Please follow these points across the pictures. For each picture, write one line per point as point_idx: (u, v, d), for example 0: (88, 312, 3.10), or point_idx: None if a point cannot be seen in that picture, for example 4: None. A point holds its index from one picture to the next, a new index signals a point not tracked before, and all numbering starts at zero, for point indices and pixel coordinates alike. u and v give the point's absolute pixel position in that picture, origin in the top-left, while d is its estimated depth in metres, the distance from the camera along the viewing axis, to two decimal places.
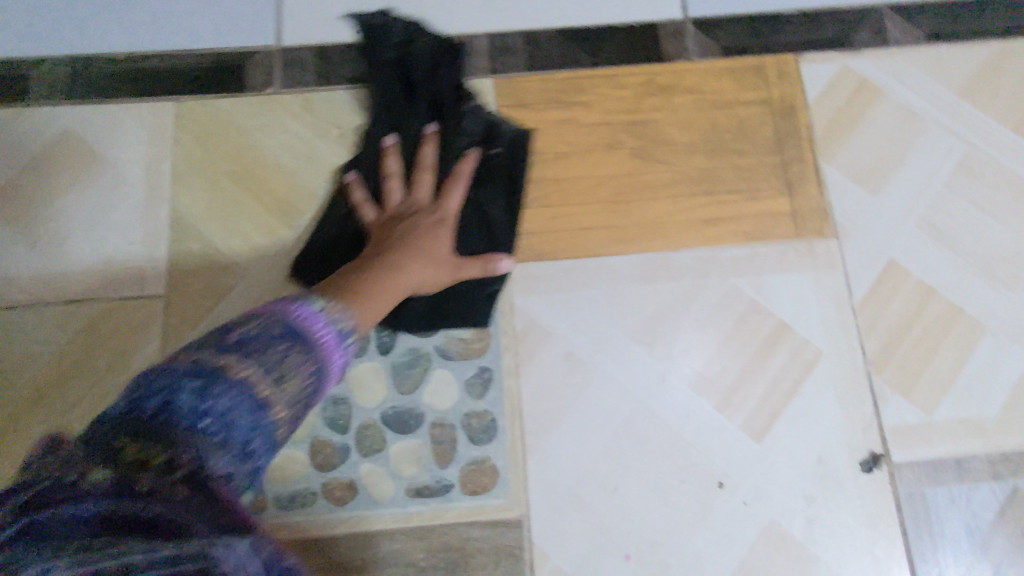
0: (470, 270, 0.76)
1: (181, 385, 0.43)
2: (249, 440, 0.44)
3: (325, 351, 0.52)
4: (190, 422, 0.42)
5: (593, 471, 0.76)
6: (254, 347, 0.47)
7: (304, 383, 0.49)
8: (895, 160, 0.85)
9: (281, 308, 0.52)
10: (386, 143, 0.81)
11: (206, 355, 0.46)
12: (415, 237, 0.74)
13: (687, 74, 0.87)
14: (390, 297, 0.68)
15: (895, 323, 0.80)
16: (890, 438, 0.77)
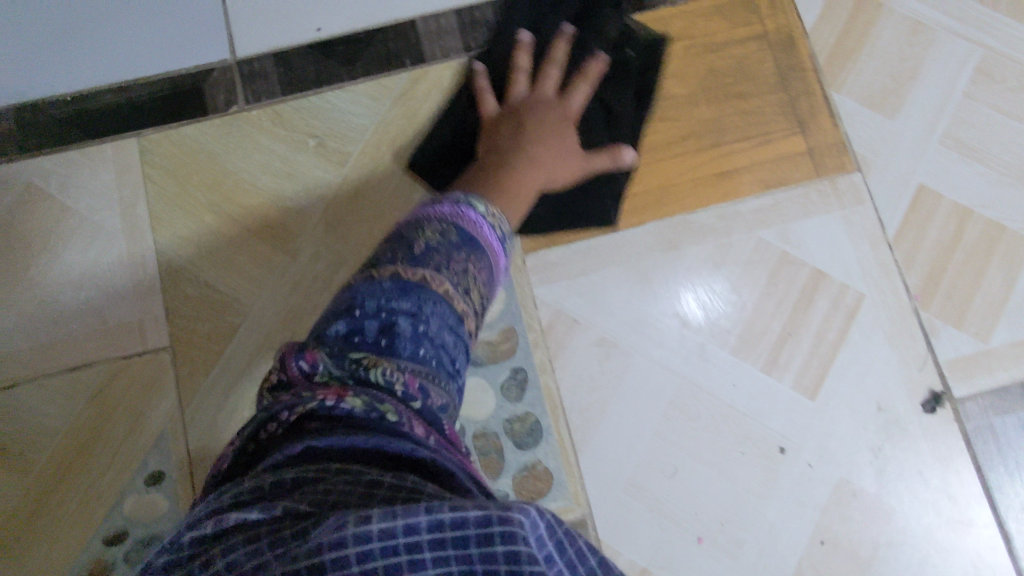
0: (600, 163, 0.68)
1: (392, 307, 0.48)
2: (453, 361, 0.49)
3: (497, 258, 0.56)
4: (412, 347, 0.47)
5: (645, 458, 0.67)
6: (440, 261, 0.51)
7: (483, 293, 0.54)
8: (908, 78, 0.75)
9: (450, 212, 0.55)
10: (521, 39, 0.71)
11: (400, 267, 0.50)
12: (546, 136, 0.67)
13: (671, 19, 0.75)
14: (521, 196, 0.65)
15: (935, 251, 0.71)
16: (949, 373, 0.68)
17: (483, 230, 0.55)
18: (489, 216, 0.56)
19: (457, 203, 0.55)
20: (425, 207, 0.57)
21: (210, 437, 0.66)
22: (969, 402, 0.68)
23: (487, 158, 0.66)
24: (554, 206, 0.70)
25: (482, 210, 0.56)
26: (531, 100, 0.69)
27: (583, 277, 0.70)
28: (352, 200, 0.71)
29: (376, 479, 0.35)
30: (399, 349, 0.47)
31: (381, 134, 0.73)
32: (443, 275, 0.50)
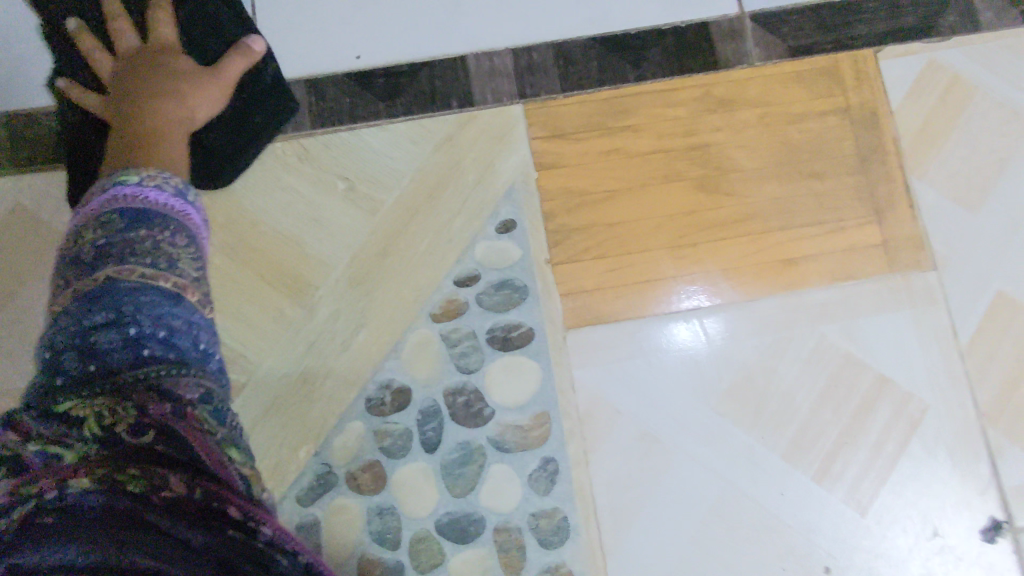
0: (234, 66, 0.62)
1: (91, 324, 0.42)
2: (198, 341, 0.46)
3: (198, 220, 0.51)
4: (132, 356, 0.42)
5: (680, 568, 0.61)
6: (118, 255, 0.45)
7: (202, 259, 0.50)
8: (996, 170, 0.69)
9: (108, 202, 0.47)
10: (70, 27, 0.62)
11: (86, 279, 0.44)
12: (176, 77, 0.59)
13: (748, 82, 0.69)
14: (173, 136, 0.57)
15: (1009, 365, 0.65)
16: (1012, 500, 0.63)
17: (165, 200, 0.48)
18: (156, 178, 0.49)
19: (105, 190, 0.48)
20: (79, 213, 0.48)
21: None
22: None
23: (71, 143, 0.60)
24: (458, 159, 0.66)
25: (136, 178, 0.49)
26: (131, 50, 0.61)
27: (626, 363, 0.64)
28: (380, 255, 0.64)
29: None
30: (117, 364, 0.42)
31: (418, 182, 0.66)
32: (129, 260, 0.45)
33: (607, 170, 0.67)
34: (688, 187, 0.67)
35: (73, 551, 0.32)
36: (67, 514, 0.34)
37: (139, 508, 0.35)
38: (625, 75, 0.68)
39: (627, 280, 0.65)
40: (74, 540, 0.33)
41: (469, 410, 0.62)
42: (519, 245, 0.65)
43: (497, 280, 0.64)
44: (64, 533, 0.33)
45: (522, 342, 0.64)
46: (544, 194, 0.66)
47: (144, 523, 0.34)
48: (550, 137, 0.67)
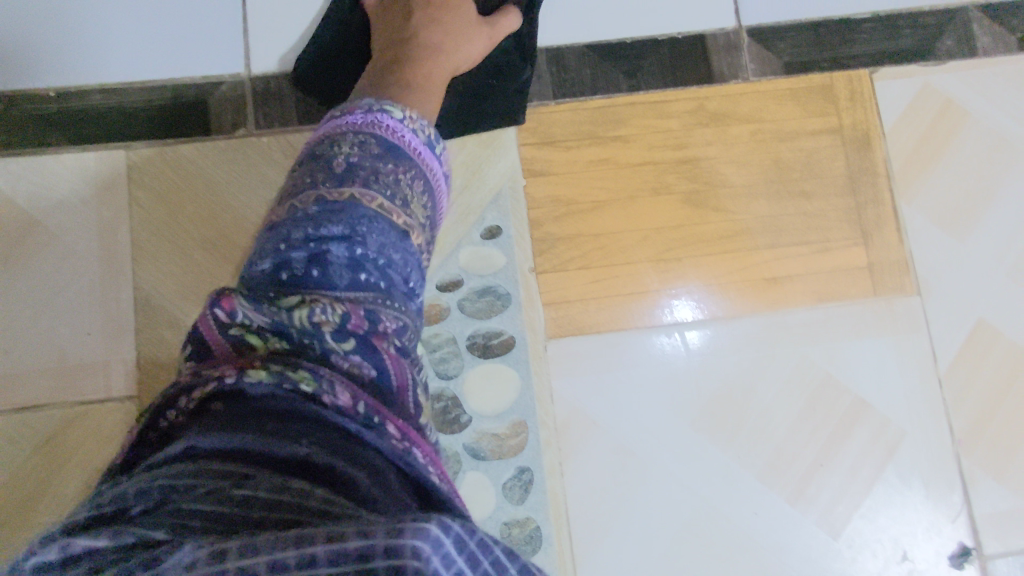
0: (502, 30, 0.63)
1: (321, 235, 0.39)
2: (408, 279, 0.42)
3: (434, 168, 0.47)
4: (351, 276, 0.39)
5: None
6: (366, 173, 0.42)
7: (427, 205, 0.46)
8: (984, 198, 0.69)
9: (361, 120, 0.45)
10: None
11: (326, 188, 0.42)
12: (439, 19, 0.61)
13: (741, 98, 0.68)
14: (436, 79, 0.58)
15: (986, 393, 0.65)
16: (982, 527, 0.64)
17: (407, 135, 0.46)
18: (411, 121, 0.46)
19: (370, 110, 0.45)
20: (333, 118, 0.46)
21: None
22: (1000, 561, 0.63)
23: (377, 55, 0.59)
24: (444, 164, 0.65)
25: (399, 114, 0.46)
26: None
27: (605, 375, 0.64)
28: None
29: (251, 491, 0.27)
30: (336, 282, 0.38)
31: None
32: (373, 187, 0.42)
33: (596, 180, 0.66)
34: (675, 201, 0.66)
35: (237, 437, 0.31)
36: (243, 401, 0.33)
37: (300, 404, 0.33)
38: (618, 85, 0.68)
39: (611, 292, 0.65)
40: (242, 429, 0.31)
41: (446, 416, 0.62)
42: (503, 252, 0.64)
43: (479, 286, 0.64)
44: (241, 421, 0.32)
45: (504, 350, 0.63)
46: (530, 201, 0.65)
47: (308, 426, 0.32)
48: (539, 144, 0.66)
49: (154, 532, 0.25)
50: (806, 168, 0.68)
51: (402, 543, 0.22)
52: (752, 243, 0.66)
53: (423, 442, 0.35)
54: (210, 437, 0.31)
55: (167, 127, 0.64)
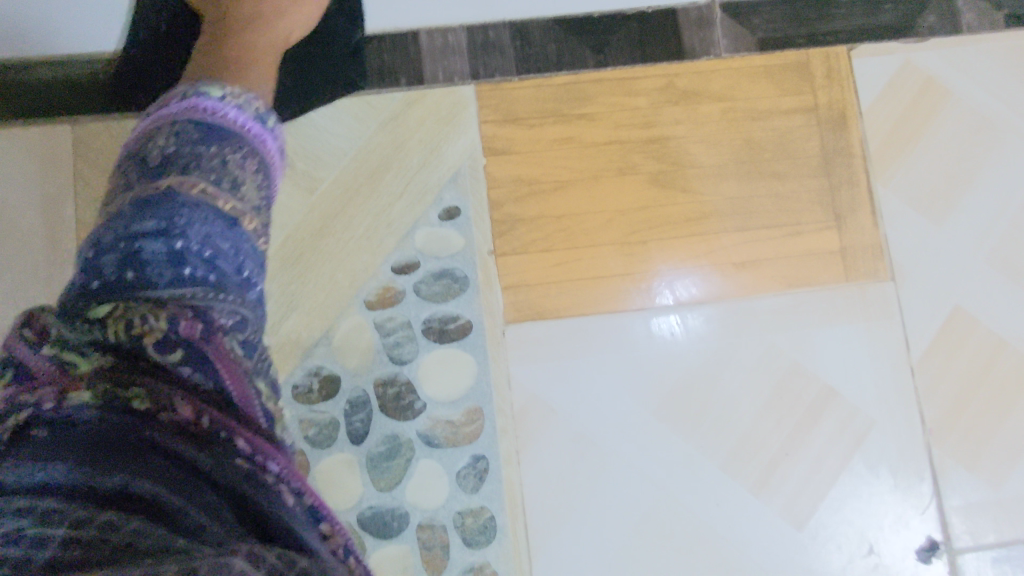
0: None
1: (138, 231, 0.37)
2: (242, 268, 0.40)
3: (267, 142, 0.45)
4: (172, 273, 0.36)
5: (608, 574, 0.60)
6: (185, 161, 0.40)
7: (263, 184, 0.44)
8: (963, 180, 0.66)
9: (177, 106, 0.42)
10: None
11: (144, 184, 0.39)
12: None
13: (713, 75, 0.66)
14: (269, 60, 0.55)
15: (960, 382, 0.63)
16: (952, 520, 0.62)
17: (230, 114, 0.43)
18: (232, 96, 0.44)
19: (184, 93, 0.43)
20: (149, 114, 0.44)
21: None
22: (969, 554, 0.61)
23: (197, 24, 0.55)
24: (401, 140, 0.63)
25: (215, 92, 0.43)
26: None
27: (565, 361, 0.62)
28: (316, 236, 0.62)
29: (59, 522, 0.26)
30: (154, 280, 0.36)
31: (361, 162, 0.63)
32: (192, 173, 0.40)
33: (560, 159, 0.64)
34: (641, 182, 0.64)
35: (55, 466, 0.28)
36: (63, 431, 0.31)
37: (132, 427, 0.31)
38: (584, 60, 0.65)
39: (572, 276, 0.63)
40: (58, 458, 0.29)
41: (400, 402, 0.60)
42: (461, 234, 0.62)
43: (436, 268, 0.62)
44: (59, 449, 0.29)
45: (460, 335, 0.61)
46: (490, 181, 0.63)
47: (138, 458, 0.30)
48: (500, 122, 0.64)
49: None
50: (778, 148, 0.65)
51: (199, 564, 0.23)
52: (720, 226, 0.64)
53: (279, 453, 0.33)
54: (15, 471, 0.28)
55: (112, 96, 0.61)
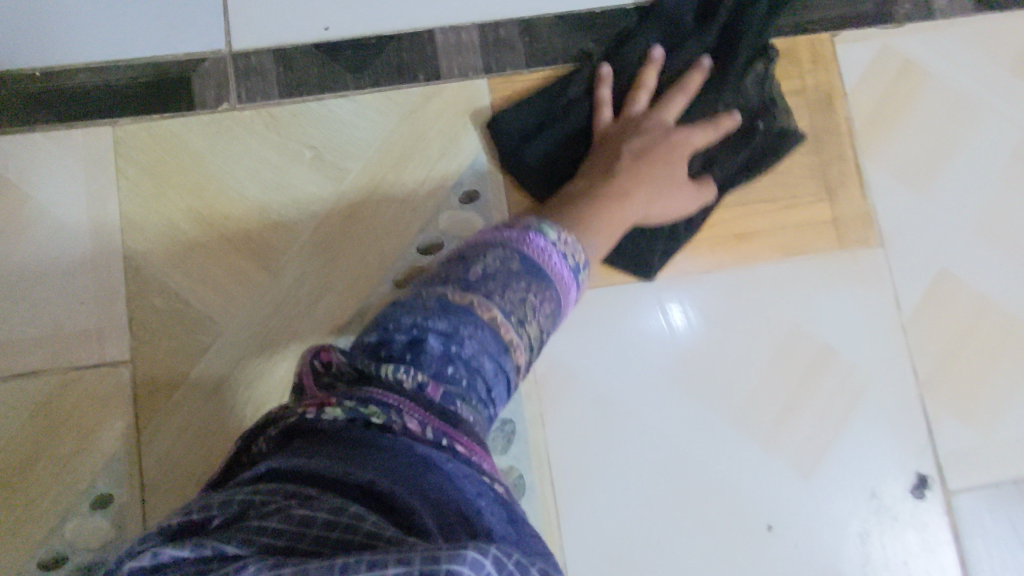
0: (690, 201, 0.64)
1: (427, 324, 0.42)
2: (491, 387, 0.43)
3: (566, 290, 0.49)
4: (439, 366, 0.41)
5: (631, 525, 0.64)
6: (495, 288, 0.44)
7: (547, 328, 0.47)
8: (944, 154, 0.72)
9: (516, 238, 0.48)
10: (601, 71, 0.67)
11: (454, 292, 0.44)
12: (649, 164, 0.63)
13: None
14: (620, 231, 0.60)
15: (950, 339, 0.68)
16: (947, 465, 0.67)
17: (554, 257, 0.48)
18: (563, 243, 0.49)
19: (527, 228, 0.48)
20: (486, 231, 0.50)
21: (167, 459, 0.63)
22: (964, 495, 0.66)
23: (647, 158, 0.62)
24: (422, 131, 0.68)
25: (553, 235, 0.49)
26: (637, 122, 0.65)
27: (583, 332, 0.66)
28: (346, 222, 0.66)
29: (311, 514, 0.30)
30: (425, 371, 0.41)
31: (385, 152, 0.67)
32: (495, 300, 0.44)
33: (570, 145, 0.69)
34: None
35: (313, 461, 0.34)
36: (320, 434, 0.37)
37: (373, 436, 0.37)
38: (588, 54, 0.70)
39: None
40: (315, 456, 0.35)
41: None
42: (481, 215, 0.67)
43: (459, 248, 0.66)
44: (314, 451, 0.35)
45: None
46: (506, 166, 0.68)
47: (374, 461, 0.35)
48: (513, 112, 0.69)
49: (228, 545, 0.28)
50: None
51: (440, 567, 0.25)
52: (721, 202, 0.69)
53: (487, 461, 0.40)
54: (290, 461, 0.34)
55: (146, 100, 0.66)
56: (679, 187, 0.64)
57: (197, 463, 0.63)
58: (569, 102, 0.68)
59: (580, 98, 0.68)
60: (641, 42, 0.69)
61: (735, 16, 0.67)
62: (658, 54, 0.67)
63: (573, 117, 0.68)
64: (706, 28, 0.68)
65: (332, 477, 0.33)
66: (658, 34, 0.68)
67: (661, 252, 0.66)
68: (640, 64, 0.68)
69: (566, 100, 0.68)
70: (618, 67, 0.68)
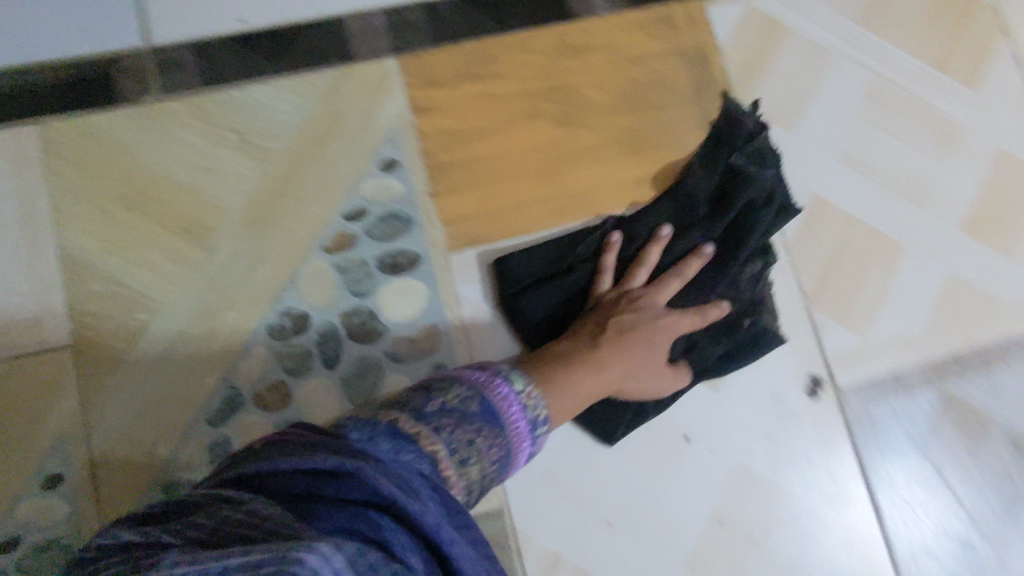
0: (660, 384, 0.67)
1: (374, 442, 0.44)
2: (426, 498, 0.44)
3: (518, 433, 0.53)
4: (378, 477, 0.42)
5: (562, 447, 0.71)
6: (448, 423, 0.48)
7: (488, 473, 0.50)
8: (808, 96, 0.81)
9: (483, 381, 0.53)
10: (613, 237, 0.71)
11: (408, 421, 0.47)
12: (633, 336, 0.65)
13: (596, 31, 0.79)
14: (585, 401, 0.61)
15: (826, 255, 0.77)
16: (834, 364, 0.75)
17: (516, 408, 0.53)
18: (525, 396, 0.54)
19: (497, 374, 0.54)
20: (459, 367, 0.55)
21: (113, 434, 0.66)
22: (850, 390, 0.75)
23: (635, 331, 0.65)
24: (340, 108, 0.73)
25: (519, 387, 0.54)
26: (634, 295, 0.68)
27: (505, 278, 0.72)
28: (274, 196, 0.71)
29: (236, 513, 0.36)
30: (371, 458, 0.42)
31: (306, 130, 0.72)
32: (442, 435, 0.47)
33: (477, 111, 0.75)
34: (549, 124, 0.76)
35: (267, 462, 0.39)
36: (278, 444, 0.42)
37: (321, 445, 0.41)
38: (488, 30, 0.77)
39: (497, 207, 0.73)
40: (269, 458, 0.40)
41: (365, 327, 0.69)
42: (401, 181, 0.72)
43: (383, 212, 0.72)
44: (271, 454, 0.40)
45: (411, 266, 0.71)
46: (420, 135, 0.74)
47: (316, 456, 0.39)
48: (423, 85, 0.75)
49: (165, 537, 0.35)
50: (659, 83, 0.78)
51: (287, 553, 0.31)
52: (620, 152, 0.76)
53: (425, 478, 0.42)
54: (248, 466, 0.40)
55: (69, 98, 0.70)
56: (652, 372, 0.66)
57: (143, 434, 0.66)
58: (572, 261, 0.71)
59: (583, 258, 0.72)
60: (652, 219, 0.73)
61: (745, 213, 0.72)
62: (664, 232, 0.71)
63: (574, 275, 0.71)
64: (716, 220, 0.72)
65: (270, 479, 0.38)
66: (670, 212, 0.73)
67: (628, 423, 0.70)
68: (648, 238, 0.72)
69: (574, 258, 0.71)
70: (629, 234, 0.72)
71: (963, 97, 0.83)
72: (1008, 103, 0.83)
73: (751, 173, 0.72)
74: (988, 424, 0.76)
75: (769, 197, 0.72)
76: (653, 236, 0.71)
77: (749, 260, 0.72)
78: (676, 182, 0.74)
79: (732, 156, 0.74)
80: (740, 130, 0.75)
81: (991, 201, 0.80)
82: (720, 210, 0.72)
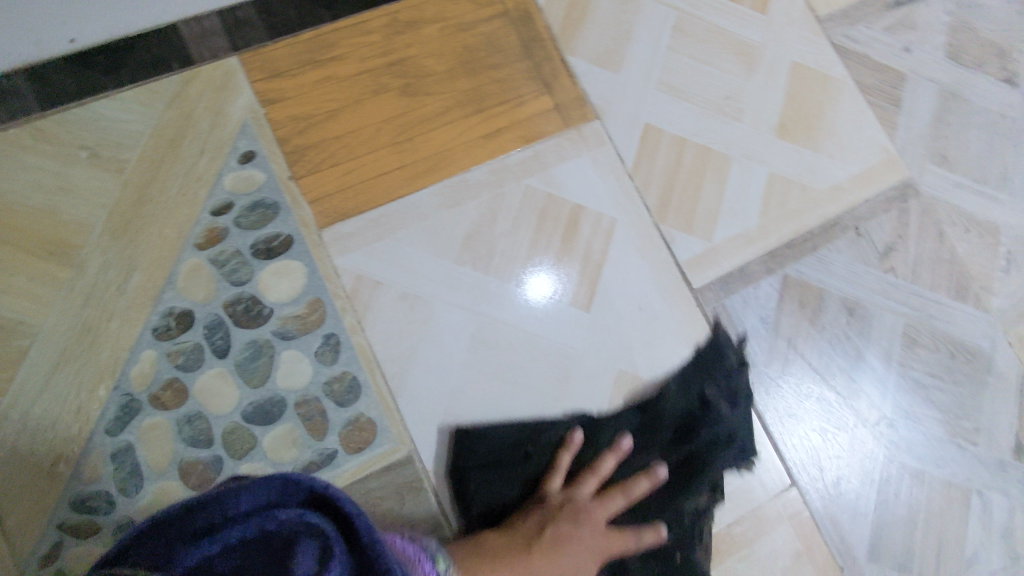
0: None
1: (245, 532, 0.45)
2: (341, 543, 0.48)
3: None
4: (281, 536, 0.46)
5: (458, 388, 0.75)
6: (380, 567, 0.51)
7: None
8: (625, 39, 0.90)
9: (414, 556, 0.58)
10: (573, 437, 0.73)
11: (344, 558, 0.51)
12: (566, 549, 0.66)
13: (424, 6, 0.85)
14: None
15: (664, 175, 0.87)
16: (687, 269, 0.84)
17: None
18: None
19: (424, 549, 0.60)
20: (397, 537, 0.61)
21: (10, 463, 0.66)
22: (705, 290, 0.84)
23: (569, 541, 0.66)
24: (188, 111, 0.76)
25: (441, 564, 0.60)
26: (578, 504, 0.69)
27: (377, 243, 0.77)
28: (136, 205, 0.73)
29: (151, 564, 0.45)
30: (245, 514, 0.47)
31: (157, 137, 0.75)
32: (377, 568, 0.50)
33: (324, 94, 0.79)
34: (394, 96, 0.81)
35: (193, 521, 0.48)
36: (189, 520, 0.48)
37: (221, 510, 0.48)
38: (321, 18, 0.81)
39: (358, 180, 0.78)
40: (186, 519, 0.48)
41: (250, 313, 0.72)
42: (261, 170, 0.76)
43: (248, 203, 0.75)
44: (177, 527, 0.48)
45: (284, 248, 0.74)
46: (272, 124, 0.77)
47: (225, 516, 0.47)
48: (267, 77, 0.79)
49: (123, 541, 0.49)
50: (490, 45, 0.85)
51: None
52: (465, 113, 0.83)
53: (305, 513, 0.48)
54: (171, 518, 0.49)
55: None
56: None
57: (41, 456, 0.66)
58: (530, 450, 0.74)
59: (540, 455, 0.74)
60: (618, 430, 0.76)
61: (705, 446, 0.75)
62: (624, 443, 0.72)
63: (529, 465, 0.73)
64: (677, 446, 0.76)
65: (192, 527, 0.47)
66: (634, 426, 0.77)
67: None
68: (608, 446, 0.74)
69: (532, 462, 0.73)
70: (592, 435, 0.75)
71: (756, 22, 0.95)
72: (794, 21, 0.96)
73: (722, 411, 0.77)
74: (824, 297, 0.87)
75: (729, 437, 0.76)
76: (614, 444, 0.73)
77: (700, 500, 0.74)
78: (653, 396, 0.78)
79: (708, 387, 0.78)
80: (723, 362, 0.80)
81: (794, 105, 0.93)
82: (682, 438, 0.76)
